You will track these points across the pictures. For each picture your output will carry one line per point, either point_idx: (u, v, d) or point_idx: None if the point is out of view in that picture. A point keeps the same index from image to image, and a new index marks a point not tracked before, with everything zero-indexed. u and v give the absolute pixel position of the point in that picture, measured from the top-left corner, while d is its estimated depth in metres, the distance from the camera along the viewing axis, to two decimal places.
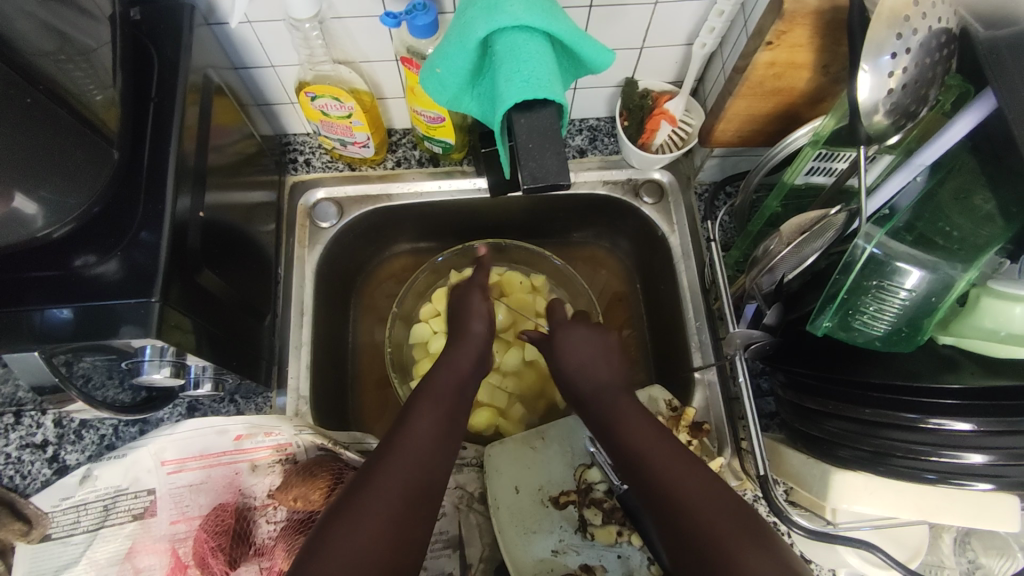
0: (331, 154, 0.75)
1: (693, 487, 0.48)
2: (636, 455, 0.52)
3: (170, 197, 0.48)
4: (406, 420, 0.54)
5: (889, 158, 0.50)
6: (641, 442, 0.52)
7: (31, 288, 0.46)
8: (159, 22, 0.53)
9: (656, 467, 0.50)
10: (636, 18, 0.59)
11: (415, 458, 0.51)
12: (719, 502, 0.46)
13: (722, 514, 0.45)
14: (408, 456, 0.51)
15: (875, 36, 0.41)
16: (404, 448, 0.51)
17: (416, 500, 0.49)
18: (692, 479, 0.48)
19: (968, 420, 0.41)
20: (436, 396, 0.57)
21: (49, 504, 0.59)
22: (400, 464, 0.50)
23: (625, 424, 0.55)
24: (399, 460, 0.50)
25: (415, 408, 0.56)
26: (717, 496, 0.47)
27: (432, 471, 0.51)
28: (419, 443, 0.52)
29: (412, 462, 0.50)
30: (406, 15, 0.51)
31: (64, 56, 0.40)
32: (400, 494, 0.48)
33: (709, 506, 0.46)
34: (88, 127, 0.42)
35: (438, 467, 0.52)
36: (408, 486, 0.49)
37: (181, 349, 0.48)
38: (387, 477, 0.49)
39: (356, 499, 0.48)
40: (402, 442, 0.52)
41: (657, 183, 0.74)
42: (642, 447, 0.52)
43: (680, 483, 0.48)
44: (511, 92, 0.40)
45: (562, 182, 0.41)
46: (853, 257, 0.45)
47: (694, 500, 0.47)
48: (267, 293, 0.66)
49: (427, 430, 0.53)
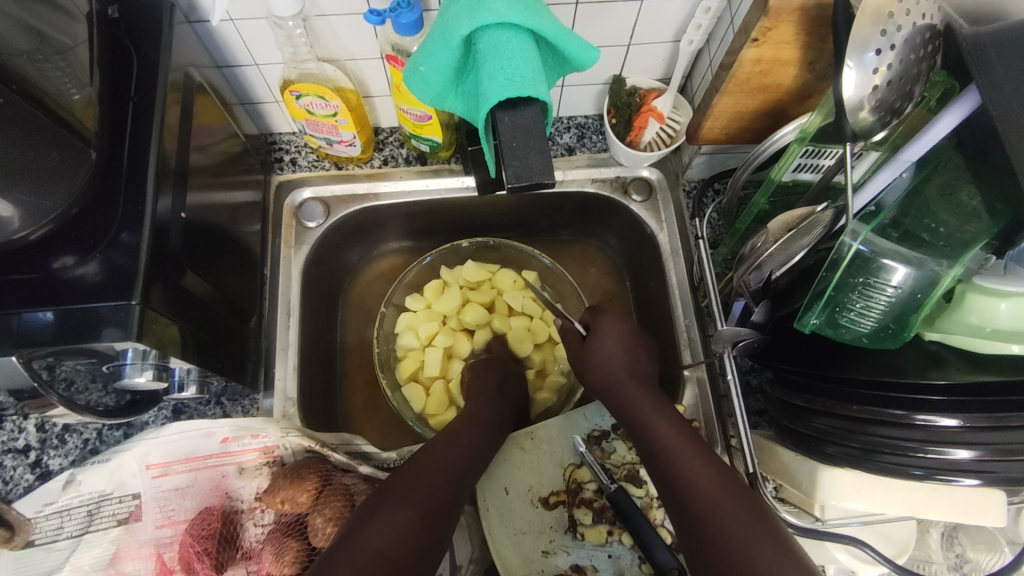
0: (317, 153, 0.74)
1: (713, 480, 0.49)
2: (661, 446, 0.53)
3: (150, 198, 0.47)
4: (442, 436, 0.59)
5: (875, 155, 0.51)
6: (666, 435, 0.53)
7: (7, 291, 0.45)
8: (138, 20, 0.52)
9: (677, 457, 0.51)
10: (623, 15, 0.59)
11: (446, 465, 0.55)
12: (731, 494, 0.48)
13: (738, 507, 0.47)
14: (440, 461, 0.55)
15: (861, 32, 0.41)
16: (436, 455, 0.56)
17: (446, 501, 0.52)
18: (706, 469, 0.50)
19: (954, 416, 0.41)
20: (472, 418, 0.62)
21: (32, 509, 0.58)
22: (432, 465, 0.54)
23: (648, 415, 0.56)
24: (432, 464, 0.55)
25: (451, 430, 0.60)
26: (729, 488, 0.48)
27: (460, 479, 0.55)
28: (449, 454, 0.56)
29: (442, 468, 0.55)
30: (390, 12, 0.51)
31: (41, 56, 0.39)
32: (433, 493, 0.52)
33: (726, 496, 0.47)
34: (65, 127, 0.41)
35: (465, 477, 0.56)
36: (438, 487, 0.53)
37: (164, 351, 0.48)
38: (421, 477, 0.53)
39: (396, 490, 0.51)
40: (434, 451, 0.56)
41: (646, 180, 0.74)
42: (670, 439, 0.53)
43: (698, 476, 0.49)
44: (494, 89, 0.39)
45: (546, 181, 0.41)
46: (841, 254, 0.45)
47: (708, 492, 0.48)
48: (253, 294, 0.65)
49: (458, 443, 0.58)
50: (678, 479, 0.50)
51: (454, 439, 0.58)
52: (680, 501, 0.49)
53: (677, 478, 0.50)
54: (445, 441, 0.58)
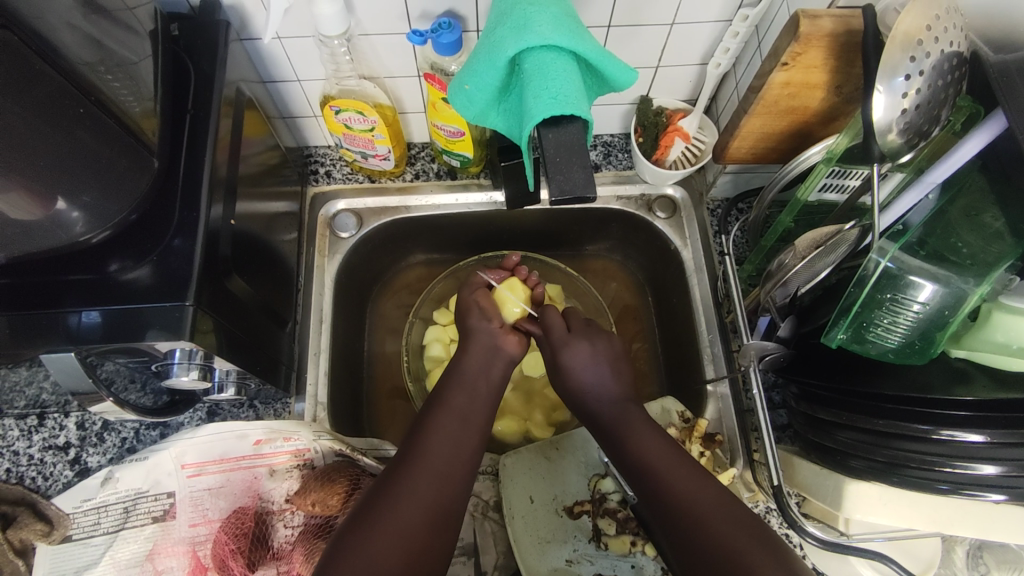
0: (351, 166, 0.77)
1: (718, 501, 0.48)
2: (647, 466, 0.52)
3: (204, 205, 0.50)
4: (426, 423, 0.54)
5: (901, 176, 0.53)
6: (652, 455, 0.52)
7: (66, 290, 0.47)
8: (196, 37, 0.55)
9: (672, 481, 0.50)
10: (653, 38, 0.61)
11: (437, 464, 0.50)
12: (740, 521, 0.47)
13: (747, 536, 0.45)
14: (429, 458, 0.50)
15: (890, 59, 0.42)
16: (426, 452, 0.51)
17: (440, 507, 0.48)
18: (711, 493, 0.49)
19: (980, 431, 0.42)
20: (463, 398, 0.55)
21: (71, 505, 0.60)
22: (422, 469, 0.50)
23: (638, 437, 0.54)
24: (421, 464, 0.50)
25: (432, 411, 0.55)
26: (730, 511, 0.47)
27: (454, 477, 0.50)
28: (442, 448, 0.51)
29: (434, 468, 0.50)
30: (433, 33, 0.53)
31: (105, 67, 0.41)
32: (428, 505, 0.48)
33: (733, 525, 0.46)
34: (130, 137, 0.44)
35: (461, 471, 0.51)
36: (434, 494, 0.49)
37: (208, 353, 0.49)
38: (410, 487, 0.48)
39: (379, 507, 0.47)
40: (422, 446, 0.51)
41: (670, 198, 0.76)
42: (658, 465, 0.51)
43: (704, 504, 0.48)
44: (539, 108, 0.41)
45: (587, 195, 0.42)
46: (867, 271, 0.47)
47: (713, 518, 0.47)
48: (288, 300, 0.68)
49: (449, 431, 0.53)
50: (685, 511, 0.48)
51: (450, 430, 0.53)
52: (688, 532, 0.47)
53: (677, 504, 0.49)
54: (437, 432, 0.52)
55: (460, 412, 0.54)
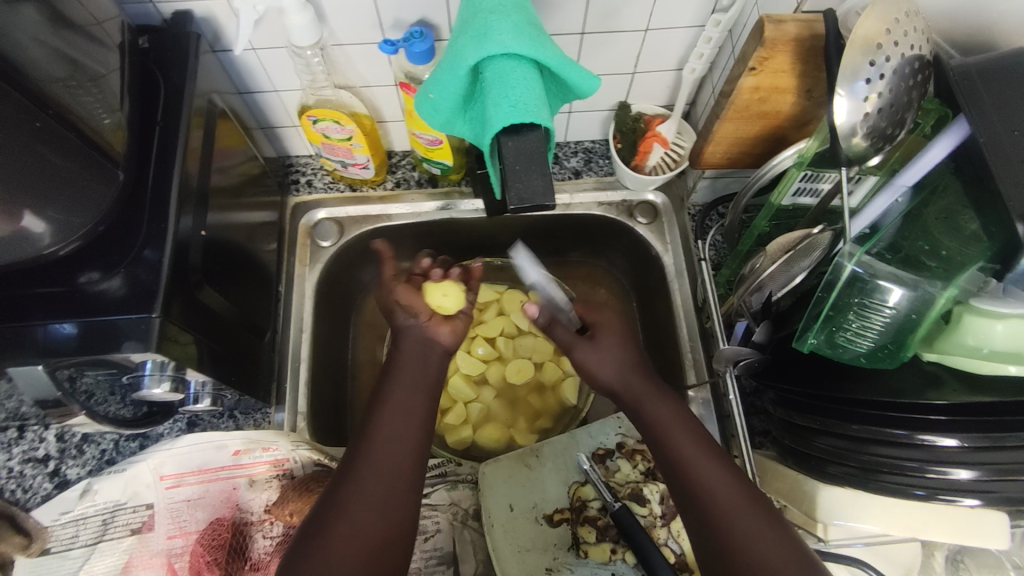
0: (332, 176, 0.77)
1: (733, 492, 0.47)
2: (680, 463, 0.49)
3: (173, 217, 0.50)
4: (370, 424, 0.52)
5: (874, 179, 0.53)
6: (682, 445, 0.50)
7: (35, 304, 0.47)
8: (168, 49, 0.55)
9: (698, 477, 0.48)
10: (627, 43, 0.62)
11: (383, 465, 0.50)
12: (760, 517, 0.46)
13: (789, 540, 0.45)
14: (376, 464, 0.49)
15: (850, 63, 0.42)
16: (378, 461, 0.50)
17: (392, 512, 0.48)
18: (731, 486, 0.48)
19: (954, 435, 0.42)
20: (402, 396, 0.54)
21: (50, 517, 0.60)
22: (377, 480, 0.49)
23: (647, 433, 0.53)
24: (373, 469, 0.49)
25: (374, 413, 0.53)
26: (750, 504, 0.47)
27: (404, 473, 0.50)
28: (387, 446, 0.51)
29: (384, 470, 0.49)
30: (404, 43, 0.53)
31: (75, 83, 0.42)
32: (383, 511, 0.48)
33: (752, 518, 0.46)
34: (97, 151, 0.44)
35: (412, 474, 0.50)
36: (384, 493, 0.48)
37: (181, 363, 0.49)
38: (360, 488, 0.48)
39: (330, 515, 0.47)
40: (371, 453, 0.50)
41: (651, 204, 0.75)
42: (682, 454, 0.50)
43: (721, 493, 0.47)
44: (499, 116, 0.41)
45: (546, 203, 0.41)
46: (836, 275, 0.47)
47: (733, 513, 0.46)
48: (267, 310, 0.68)
49: (392, 430, 0.52)
50: (704, 501, 0.47)
51: (394, 426, 0.52)
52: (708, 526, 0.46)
53: (696, 494, 0.48)
54: (380, 429, 0.52)
55: (409, 415, 0.53)
